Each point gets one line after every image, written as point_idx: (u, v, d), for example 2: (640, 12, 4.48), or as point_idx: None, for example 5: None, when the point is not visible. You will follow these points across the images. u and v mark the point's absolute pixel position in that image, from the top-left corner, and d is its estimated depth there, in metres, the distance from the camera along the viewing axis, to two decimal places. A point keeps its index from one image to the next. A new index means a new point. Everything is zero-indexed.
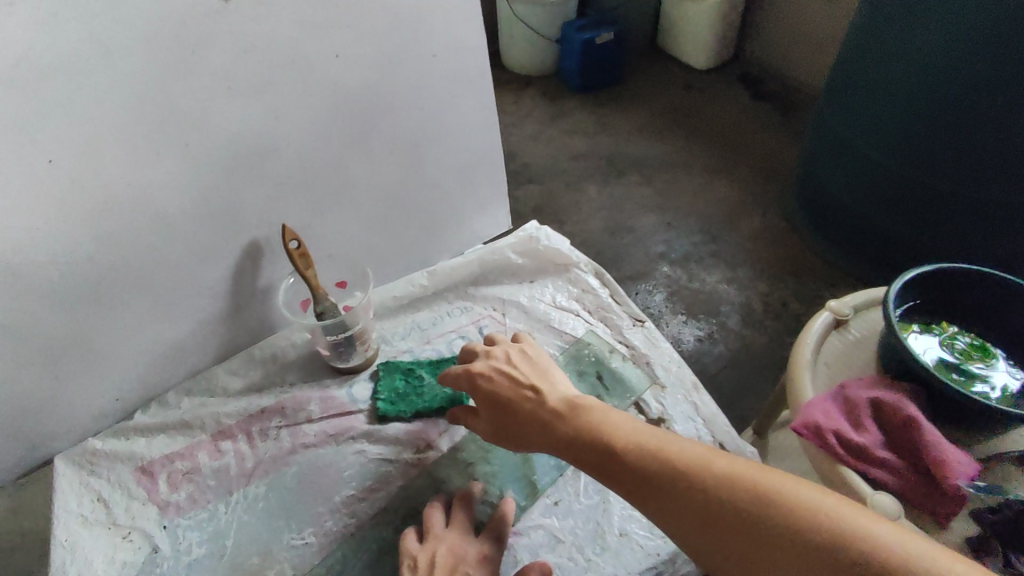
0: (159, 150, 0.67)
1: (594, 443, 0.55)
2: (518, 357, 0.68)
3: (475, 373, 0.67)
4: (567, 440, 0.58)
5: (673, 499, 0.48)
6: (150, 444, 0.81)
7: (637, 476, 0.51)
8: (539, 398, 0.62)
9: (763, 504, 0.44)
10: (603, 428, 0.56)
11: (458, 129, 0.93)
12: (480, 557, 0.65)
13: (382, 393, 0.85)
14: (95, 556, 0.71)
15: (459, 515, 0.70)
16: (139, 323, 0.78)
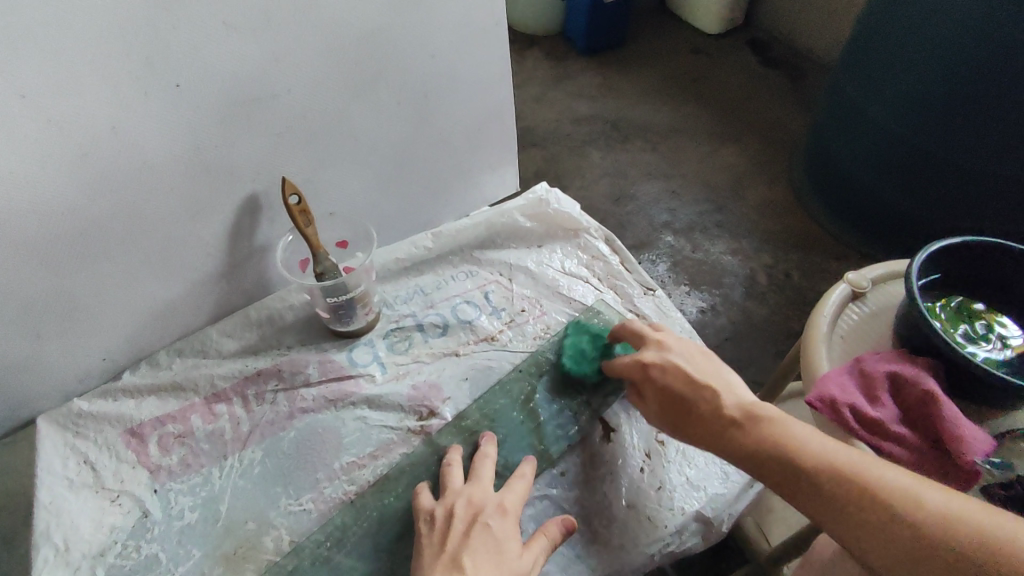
0: (148, 94, 0.62)
1: (778, 452, 0.51)
2: (690, 351, 0.64)
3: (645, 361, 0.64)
4: (743, 446, 0.54)
5: (874, 527, 0.43)
6: (140, 406, 0.78)
7: (825, 495, 0.47)
8: (710, 395, 0.58)
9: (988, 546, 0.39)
10: (786, 437, 0.51)
11: (469, 82, 0.88)
12: (506, 505, 0.61)
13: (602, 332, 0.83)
14: (82, 521, 0.69)
15: (480, 467, 0.67)
16: (128, 279, 0.73)
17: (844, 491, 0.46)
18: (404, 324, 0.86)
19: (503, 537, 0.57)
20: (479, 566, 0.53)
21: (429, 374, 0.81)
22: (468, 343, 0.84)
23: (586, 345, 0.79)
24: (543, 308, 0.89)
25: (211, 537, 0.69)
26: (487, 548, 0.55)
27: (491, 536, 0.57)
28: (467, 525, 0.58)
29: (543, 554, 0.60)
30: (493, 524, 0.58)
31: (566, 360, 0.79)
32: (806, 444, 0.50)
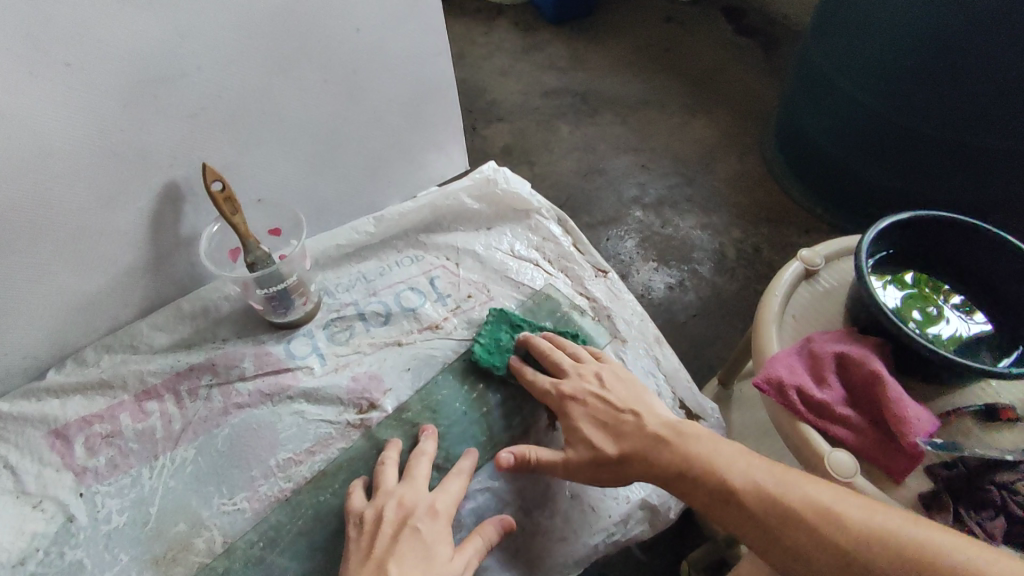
0: (37, 74, 0.57)
1: (706, 477, 0.53)
2: (607, 377, 0.66)
3: (567, 394, 0.65)
4: (673, 470, 0.55)
5: (802, 545, 0.46)
6: (65, 406, 0.74)
7: (756, 519, 0.49)
8: (635, 423, 0.60)
9: (906, 557, 0.42)
10: (710, 461, 0.54)
11: (404, 56, 0.84)
12: (439, 505, 0.59)
13: (483, 338, 0.77)
14: (1, 528, 0.66)
15: (415, 464, 0.64)
16: (42, 273, 0.69)
17: (773, 516, 0.48)
18: (345, 314, 0.83)
19: (433, 541, 0.55)
20: (403, 573, 0.52)
21: (370, 365, 0.79)
22: (411, 332, 0.82)
23: (504, 336, 0.77)
24: (491, 293, 0.86)
25: (141, 540, 0.67)
26: (413, 553, 0.53)
27: (420, 541, 0.55)
28: (397, 529, 0.56)
29: (477, 553, 0.58)
30: (422, 527, 0.56)
31: (478, 347, 0.76)
32: (730, 469, 0.52)
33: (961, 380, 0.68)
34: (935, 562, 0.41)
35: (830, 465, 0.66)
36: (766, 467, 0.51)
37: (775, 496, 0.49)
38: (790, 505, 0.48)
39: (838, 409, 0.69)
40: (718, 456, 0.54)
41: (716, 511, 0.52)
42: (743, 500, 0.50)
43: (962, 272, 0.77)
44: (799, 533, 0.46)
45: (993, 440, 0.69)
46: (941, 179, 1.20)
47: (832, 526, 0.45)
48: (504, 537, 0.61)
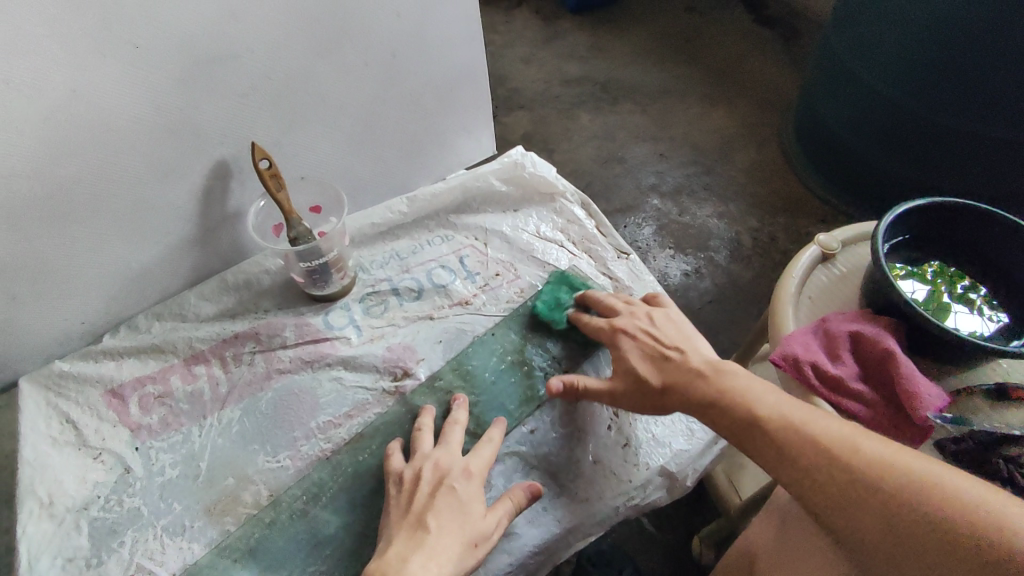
0: (105, 54, 0.61)
1: (736, 402, 0.56)
2: (659, 317, 0.70)
3: (619, 329, 0.70)
4: (705, 398, 0.59)
5: (812, 465, 0.48)
6: (121, 368, 0.80)
7: (773, 441, 0.52)
8: (676, 357, 0.63)
9: (902, 481, 0.43)
10: (742, 392, 0.57)
11: (439, 42, 0.87)
12: (473, 469, 0.63)
13: (543, 296, 0.82)
14: (66, 476, 0.72)
15: (450, 431, 0.68)
16: (101, 243, 0.74)
17: (789, 437, 0.51)
18: (380, 288, 0.88)
19: (468, 500, 0.59)
20: (440, 528, 0.56)
21: (404, 336, 0.83)
22: (443, 307, 0.86)
23: (562, 296, 0.82)
24: (517, 272, 0.90)
25: (193, 491, 0.72)
26: (450, 510, 0.58)
27: (456, 499, 0.59)
28: (433, 488, 0.60)
29: (507, 515, 0.62)
30: (458, 486, 0.60)
31: (541, 304, 0.81)
32: (761, 398, 0.55)
33: (972, 360, 0.71)
34: (934, 493, 0.41)
35: None
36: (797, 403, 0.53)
37: (799, 424, 0.51)
38: (812, 432, 0.50)
39: (851, 384, 0.72)
40: (754, 388, 0.57)
41: (741, 438, 0.55)
42: (767, 426, 0.53)
43: (977, 257, 0.79)
44: (813, 456, 0.48)
45: (1003, 418, 0.71)
46: (965, 168, 1.21)
47: (846, 451, 0.47)
48: (532, 501, 0.65)
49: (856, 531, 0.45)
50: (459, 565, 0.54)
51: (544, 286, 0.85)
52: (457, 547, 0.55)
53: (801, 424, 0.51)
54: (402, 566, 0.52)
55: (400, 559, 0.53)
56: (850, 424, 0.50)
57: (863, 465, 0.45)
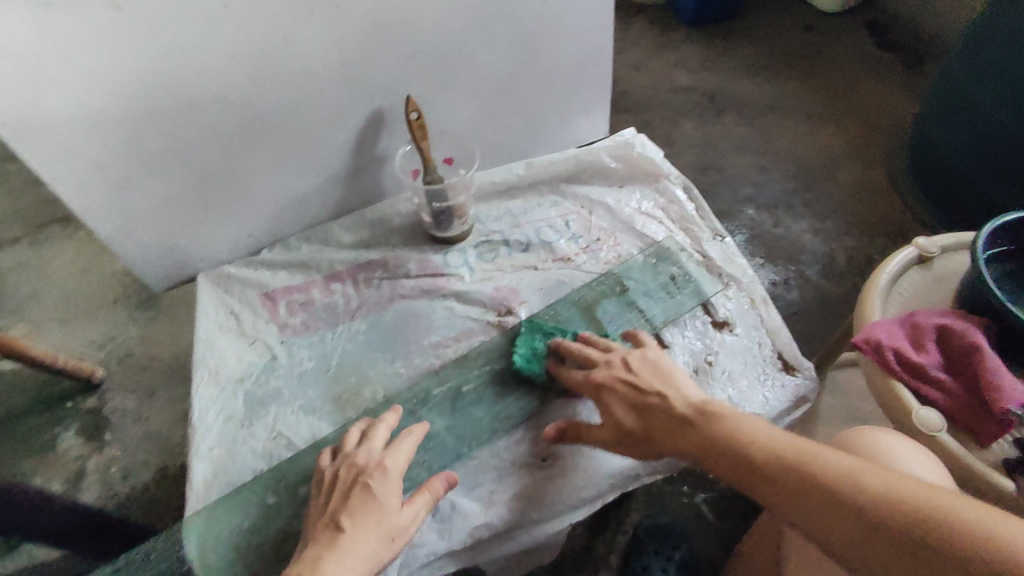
0: (313, 11, 0.76)
1: (729, 446, 0.58)
2: (635, 361, 0.71)
3: (599, 380, 0.70)
4: (699, 444, 0.60)
5: (823, 509, 0.51)
6: (274, 276, 0.96)
7: (774, 484, 0.54)
8: (658, 406, 0.65)
9: (918, 516, 0.47)
10: (734, 431, 0.59)
11: (575, 28, 0.97)
12: (389, 466, 0.65)
13: (519, 348, 0.82)
14: (229, 354, 0.88)
15: (375, 431, 0.71)
16: (276, 168, 0.90)
17: (790, 477, 0.53)
18: (492, 239, 0.99)
19: (380, 498, 0.62)
20: (352, 529, 0.59)
21: (510, 280, 0.93)
22: (547, 260, 0.96)
23: (538, 345, 0.82)
24: (618, 239, 0.98)
25: (323, 381, 0.85)
26: (365, 511, 0.61)
27: (368, 496, 0.62)
28: (348, 489, 0.64)
29: (426, 506, 0.65)
30: (372, 483, 0.63)
31: (517, 357, 0.81)
32: (752, 435, 0.58)
33: None
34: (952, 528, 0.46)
35: (917, 419, 0.73)
36: (789, 439, 0.56)
37: (796, 462, 0.54)
38: (813, 472, 0.53)
39: (932, 371, 0.76)
40: (745, 425, 0.59)
41: (740, 481, 0.57)
42: (763, 469, 0.55)
43: None
44: (822, 501, 0.51)
45: None
46: None
47: (854, 488, 0.50)
48: (450, 488, 0.67)
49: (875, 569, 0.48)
50: (374, 561, 0.59)
51: (518, 334, 0.85)
52: (371, 545, 0.59)
53: (799, 460, 0.54)
54: (314, 564, 0.56)
55: (316, 559, 0.57)
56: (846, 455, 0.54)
57: (872, 502, 0.49)
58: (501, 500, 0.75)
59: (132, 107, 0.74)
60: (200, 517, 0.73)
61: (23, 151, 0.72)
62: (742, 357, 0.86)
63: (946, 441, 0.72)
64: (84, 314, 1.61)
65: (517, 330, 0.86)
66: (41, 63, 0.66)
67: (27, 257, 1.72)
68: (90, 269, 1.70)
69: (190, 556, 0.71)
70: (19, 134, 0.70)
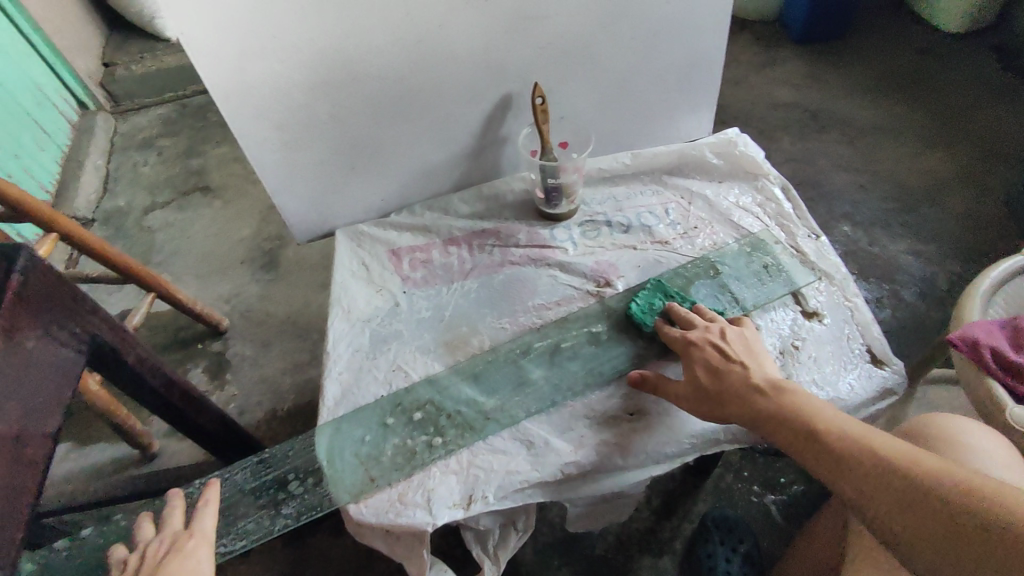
0: (468, 3, 0.88)
1: (802, 417, 0.67)
2: (728, 333, 0.79)
3: (692, 340, 0.79)
4: (771, 410, 0.69)
5: (872, 480, 0.60)
6: (400, 236, 1.09)
7: (836, 452, 0.63)
8: (742, 372, 0.73)
9: (961, 491, 0.56)
10: (809, 407, 0.68)
11: (692, 30, 1.05)
12: (201, 534, 0.71)
13: (640, 300, 0.92)
14: (359, 297, 1.00)
15: (170, 515, 0.74)
16: (414, 140, 1.04)
17: (852, 448, 0.62)
18: (596, 220, 1.07)
19: (197, 557, 0.67)
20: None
21: (610, 256, 1.02)
22: (645, 242, 1.03)
23: (657, 302, 0.91)
24: (714, 228, 1.05)
25: (438, 328, 0.97)
26: (180, 570, 0.65)
27: (178, 563, 0.66)
28: (155, 561, 0.67)
29: None
30: (181, 553, 0.67)
31: (634, 306, 0.91)
32: (824, 414, 0.67)
33: None
34: (989, 503, 0.54)
35: (1010, 416, 0.74)
36: (858, 424, 0.65)
37: (861, 439, 0.63)
38: (875, 446, 0.62)
39: None
40: (818, 406, 0.68)
41: (803, 447, 0.66)
42: (829, 439, 0.64)
43: None
44: (874, 468, 0.60)
45: None
46: None
47: (910, 464, 0.59)
48: None
49: (908, 530, 0.57)
50: None
51: (641, 289, 0.94)
52: None
53: (863, 438, 0.63)
54: None
55: None
56: (900, 441, 0.63)
57: (922, 476, 0.58)
58: (590, 444, 0.82)
59: (313, 78, 0.90)
60: (330, 430, 0.86)
61: (225, 106, 0.88)
62: (830, 347, 0.89)
63: None
64: (217, 271, 1.83)
65: (640, 287, 0.95)
66: (252, 34, 0.82)
67: (174, 218, 1.98)
68: (224, 233, 1.92)
69: (321, 461, 0.84)
70: (226, 95, 0.87)
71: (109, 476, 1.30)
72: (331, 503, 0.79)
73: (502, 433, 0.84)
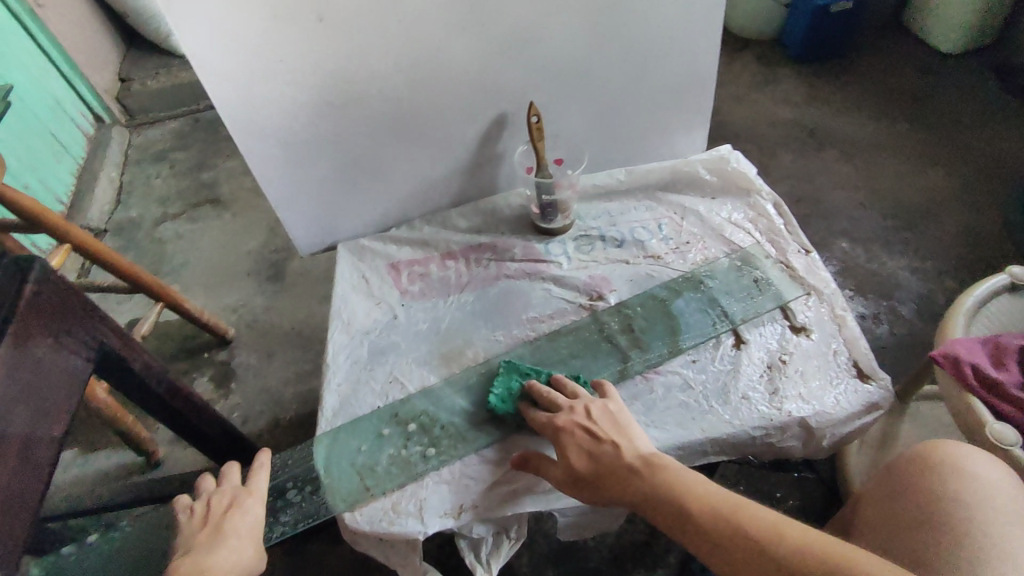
0: (465, 27, 0.92)
1: (672, 500, 0.66)
2: (595, 410, 0.78)
3: (560, 425, 0.77)
4: (644, 495, 0.68)
5: (750, 559, 0.59)
6: (400, 250, 1.12)
7: (710, 537, 0.62)
8: (612, 454, 0.72)
9: (830, 566, 0.55)
10: (675, 485, 0.67)
11: (684, 52, 1.08)
12: (258, 492, 0.78)
13: (495, 389, 0.88)
14: (358, 309, 1.03)
15: (228, 471, 0.80)
16: (414, 157, 1.07)
17: (723, 531, 0.62)
18: (590, 235, 1.10)
19: (252, 516, 0.75)
20: (232, 540, 0.71)
21: (603, 270, 1.05)
22: (637, 256, 1.06)
23: (513, 386, 0.88)
24: (706, 244, 1.07)
25: (433, 339, 0.99)
26: (240, 526, 0.73)
27: (239, 519, 0.73)
28: (222, 513, 0.74)
29: None
30: (241, 510, 0.75)
31: (492, 396, 0.87)
32: (692, 492, 0.66)
33: None
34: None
35: (991, 432, 0.75)
36: (724, 497, 0.64)
37: (729, 519, 0.62)
38: (744, 526, 0.61)
39: (1011, 389, 0.78)
40: (684, 481, 0.67)
41: (680, 532, 0.64)
42: (701, 522, 0.63)
43: None
44: (747, 548, 0.60)
45: None
46: None
47: (777, 541, 0.59)
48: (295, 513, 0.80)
49: None
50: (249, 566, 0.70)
51: (496, 376, 0.91)
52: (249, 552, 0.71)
53: (733, 515, 0.62)
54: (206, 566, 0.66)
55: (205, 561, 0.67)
56: (768, 510, 0.63)
57: (790, 553, 0.57)
58: None
59: (315, 98, 0.94)
60: (327, 441, 0.88)
61: (231, 125, 0.92)
62: (817, 361, 0.91)
63: (1020, 455, 0.73)
64: (224, 282, 1.87)
65: (496, 372, 0.92)
66: (257, 58, 0.86)
67: (184, 230, 2.02)
68: (232, 245, 1.97)
69: (318, 470, 0.86)
70: (233, 114, 0.91)
71: (116, 481, 1.33)
72: (326, 512, 0.82)
73: (494, 444, 0.86)
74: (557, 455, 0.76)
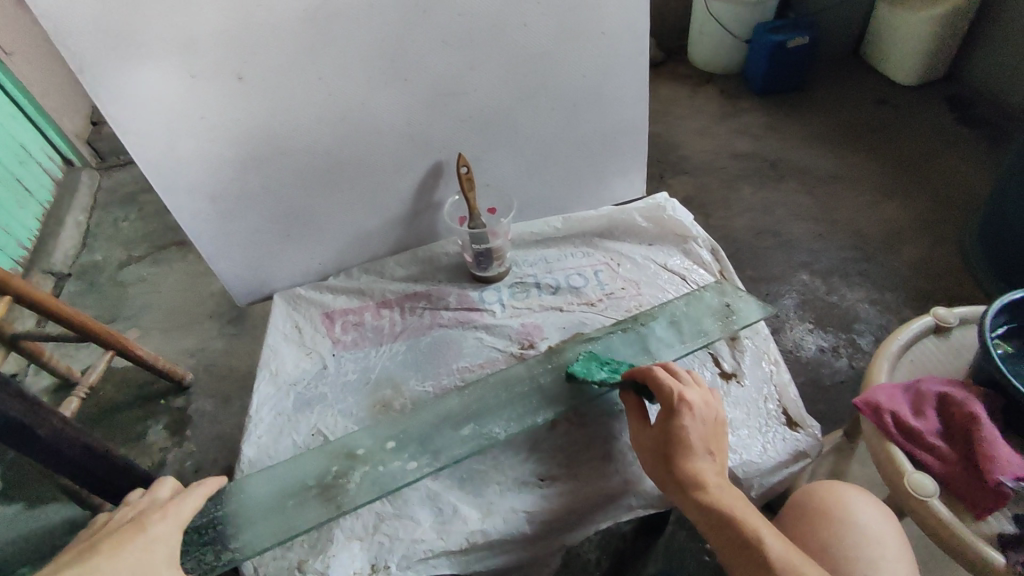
0: (388, 83, 0.93)
1: (743, 522, 0.66)
2: (715, 411, 0.76)
3: (688, 400, 0.75)
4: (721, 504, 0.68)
5: None
6: (334, 299, 1.11)
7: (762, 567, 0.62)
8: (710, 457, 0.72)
9: None
10: (751, 515, 0.67)
11: (615, 100, 1.10)
12: (171, 512, 0.69)
13: (578, 364, 0.92)
14: (288, 359, 1.02)
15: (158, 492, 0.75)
16: (347, 208, 1.08)
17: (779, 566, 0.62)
18: (525, 281, 1.10)
19: (139, 527, 0.65)
20: (109, 551, 0.60)
21: (536, 318, 1.04)
22: (572, 303, 1.06)
23: (596, 368, 0.91)
24: (640, 290, 1.07)
25: (363, 391, 0.98)
26: (132, 539, 0.62)
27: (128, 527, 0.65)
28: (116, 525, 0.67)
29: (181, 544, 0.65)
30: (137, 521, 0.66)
31: (576, 368, 0.91)
32: (762, 526, 0.66)
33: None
34: None
35: (908, 482, 0.74)
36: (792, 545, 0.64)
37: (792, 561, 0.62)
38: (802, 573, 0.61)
39: (930, 437, 0.77)
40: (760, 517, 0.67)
41: (731, 546, 0.65)
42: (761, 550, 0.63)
43: None
44: None
45: None
46: None
47: None
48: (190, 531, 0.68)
49: None
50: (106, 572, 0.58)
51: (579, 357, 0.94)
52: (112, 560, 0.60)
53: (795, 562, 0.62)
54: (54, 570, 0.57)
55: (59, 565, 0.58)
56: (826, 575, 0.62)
57: None
58: (500, 511, 0.82)
59: (240, 154, 0.94)
60: (230, 495, 0.82)
61: (156, 180, 0.92)
62: (744, 408, 0.90)
63: (936, 506, 0.72)
64: (185, 325, 1.86)
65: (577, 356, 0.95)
66: (177, 117, 0.87)
67: (148, 273, 2.02)
68: (195, 287, 1.96)
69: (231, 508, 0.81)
70: (158, 172, 0.91)
71: None
72: (239, 553, 0.76)
73: (414, 503, 0.84)
74: (665, 423, 0.75)
